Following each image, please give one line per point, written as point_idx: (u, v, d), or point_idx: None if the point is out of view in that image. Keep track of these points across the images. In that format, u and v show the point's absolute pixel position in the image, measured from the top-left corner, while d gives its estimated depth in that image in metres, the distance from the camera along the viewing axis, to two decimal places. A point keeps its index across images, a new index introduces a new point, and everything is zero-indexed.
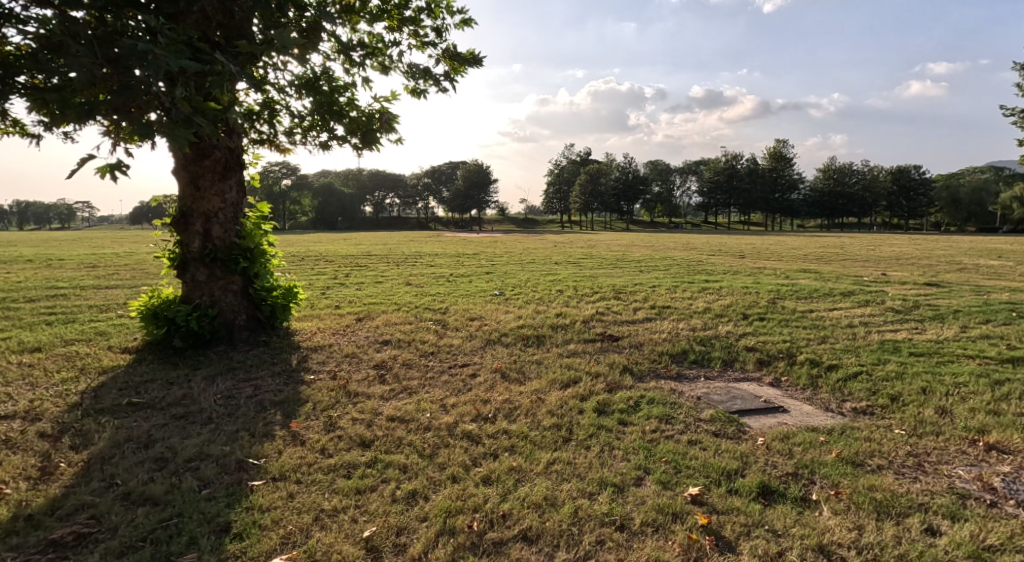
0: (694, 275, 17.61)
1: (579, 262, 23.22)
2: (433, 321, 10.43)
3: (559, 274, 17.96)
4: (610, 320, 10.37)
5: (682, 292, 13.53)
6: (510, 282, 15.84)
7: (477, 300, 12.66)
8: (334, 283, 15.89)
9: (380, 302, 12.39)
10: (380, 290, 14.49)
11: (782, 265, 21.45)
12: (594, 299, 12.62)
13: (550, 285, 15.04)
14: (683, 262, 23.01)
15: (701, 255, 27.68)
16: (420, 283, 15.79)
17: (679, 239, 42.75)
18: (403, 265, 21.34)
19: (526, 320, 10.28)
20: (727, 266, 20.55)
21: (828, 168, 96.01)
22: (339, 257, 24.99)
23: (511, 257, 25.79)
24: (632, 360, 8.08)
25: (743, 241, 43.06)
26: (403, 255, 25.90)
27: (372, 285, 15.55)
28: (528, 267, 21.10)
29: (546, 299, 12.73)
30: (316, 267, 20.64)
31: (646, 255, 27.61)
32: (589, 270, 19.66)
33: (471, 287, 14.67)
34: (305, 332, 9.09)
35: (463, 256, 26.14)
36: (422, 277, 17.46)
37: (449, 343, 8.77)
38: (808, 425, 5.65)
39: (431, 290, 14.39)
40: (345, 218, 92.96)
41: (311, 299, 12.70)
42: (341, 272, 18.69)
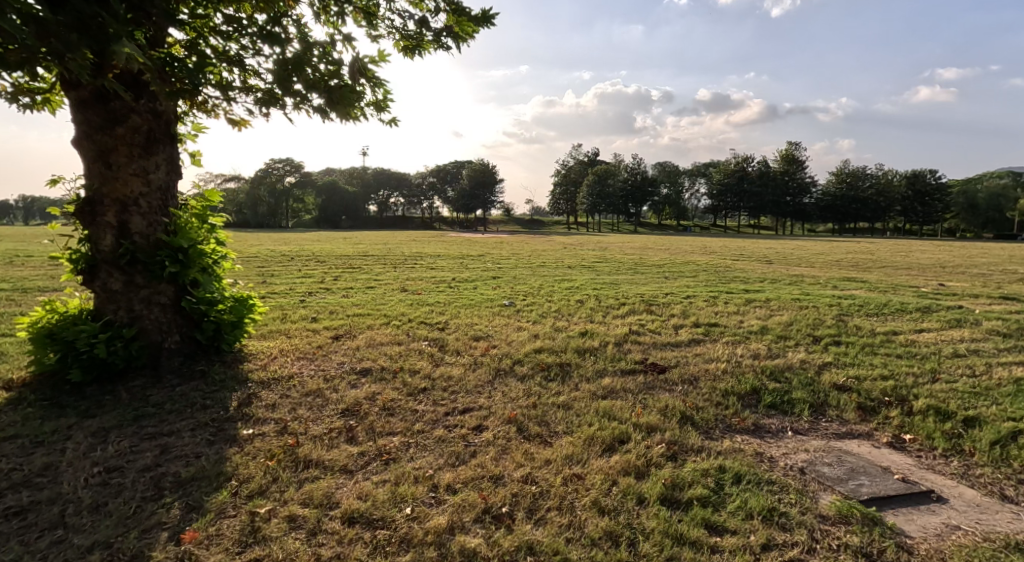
0: (730, 283, 15.51)
1: (594, 266, 21.15)
2: (430, 341, 8.44)
3: (575, 280, 15.90)
4: (649, 344, 8.35)
5: (725, 305, 11.47)
6: (521, 290, 13.80)
7: (483, 313, 10.64)
8: (319, 287, 13.90)
9: (367, 313, 10.39)
10: (369, 297, 12.49)
11: (821, 272, 19.31)
12: (622, 313, 10.60)
13: (567, 293, 13.02)
14: (708, 268, 20.89)
15: (725, 260, 25.54)
16: (417, 290, 13.78)
17: (697, 242, 40.40)
18: (401, 267, 19.28)
19: (545, 341, 8.27)
20: (761, 273, 18.43)
21: (843, 171, 93.45)
22: (333, 258, 22.99)
23: (518, 260, 23.73)
24: (689, 405, 6.09)
25: (765, 244, 40.68)
26: (402, 257, 23.89)
27: (362, 291, 13.51)
28: (538, 271, 19.02)
29: (564, 311, 10.71)
30: (303, 268, 18.62)
31: (664, 259, 25.48)
32: (607, 275, 17.58)
33: (476, 296, 12.64)
34: (264, 356, 7.12)
35: (467, 257, 24.08)
36: (419, 281, 15.43)
37: (448, 374, 6.78)
38: (1002, 540, 3.69)
39: (429, 298, 12.37)
40: (348, 217, 91.00)
41: (286, 308, 10.72)
42: (331, 274, 16.69)
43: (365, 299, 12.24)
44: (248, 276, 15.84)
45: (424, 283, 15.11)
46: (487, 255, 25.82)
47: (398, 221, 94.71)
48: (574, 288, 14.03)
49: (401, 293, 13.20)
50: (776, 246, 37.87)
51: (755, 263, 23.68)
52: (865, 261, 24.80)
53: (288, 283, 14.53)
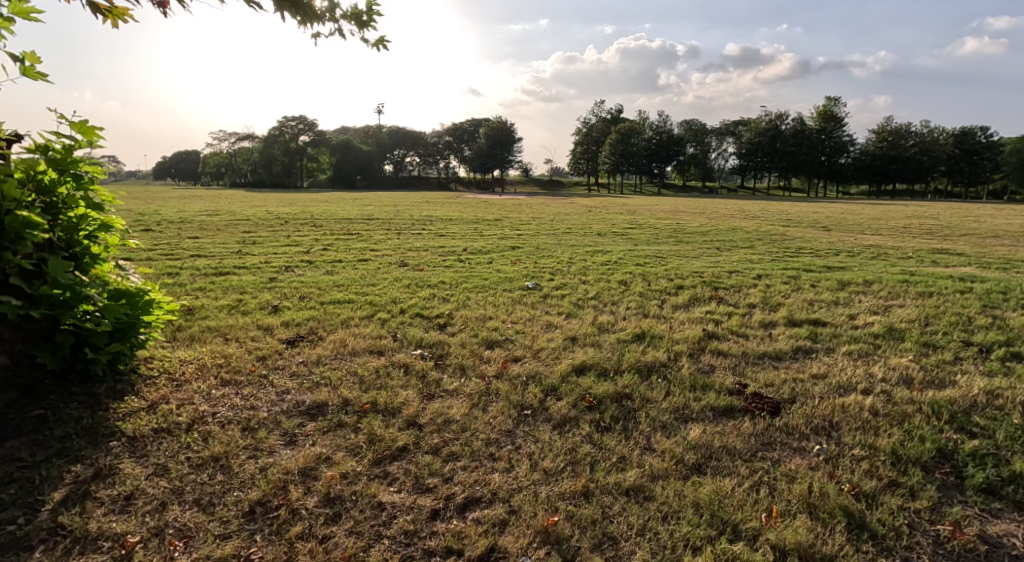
0: (800, 257, 12.76)
1: (627, 234, 18.41)
2: (427, 347, 6.02)
3: (611, 251, 13.28)
4: (739, 357, 5.83)
5: (814, 290, 8.84)
6: (546, 264, 11.27)
7: (500, 299, 8.18)
8: (302, 260, 11.48)
9: (350, 299, 7.97)
10: (358, 274, 10.09)
11: (899, 243, 16.38)
12: (684, 303, 8.07)
13: (604, 270, 10.49)
14: (761, 236, 18.05)
15: (774, 226, 22.53)
16: (419, 264, 11.33)
17: (736, 205, 37.09)
18: (408, 234, 16.83)
19: (589, 352, 5.80)
20: (830, 244, 15.60)
21: (884, 128, 87.80)
22: (332, 222, 20.46)
23: (540, 225, 21.07)
24: (848, 489, 3.62)
25: (812, 208, 37.11)
26: (410, 221, 21.27)
27: (354, 265, 11.12)
28: (565, 240, 16.39)
29: (606, 300, 8.20)
30: (295, 234, 16.28)
31: (705, 225, 22.51)
32: (647, 245, 14.92)
33: (491, 273, 10.16)
34: (173, 377, 4.77)
35: (482, 223, 21.44)
36: (425, 252, 12.96)
37: (445, 417, 4.38)
38: None
39: (432, 276, 9.93)
40: (363, 176, 88.77)
41: (248, 290, 8.35)
42: (322, 243, 14.23)
43: (352, 277, 9.81)
44: (226, 245, 13.49)
45: (431, 254, 12.64)
46: (504, 219, 23.18)
47: (415, 181, 92.05)
48: (612, 262, 11.45)
49: (401, 268, 10.78)
50: (824, 210, 34.48)
51: (813, 230, 20.69)
52: (940, 228, 21.64)
53: (268, 254, 12.16)
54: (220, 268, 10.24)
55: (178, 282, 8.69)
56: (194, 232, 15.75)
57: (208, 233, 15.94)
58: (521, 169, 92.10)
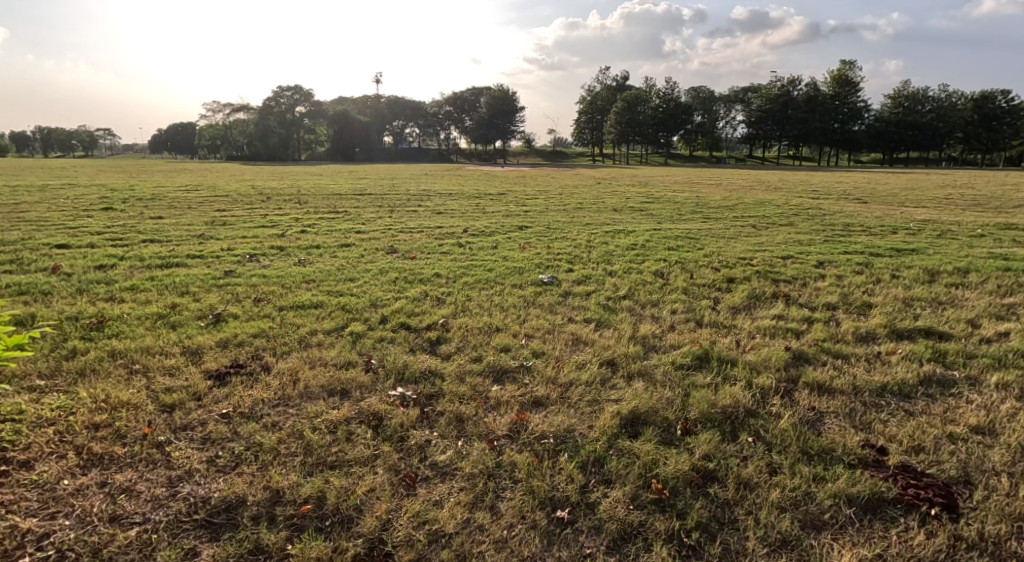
0: (854, 238, 11.01)
1: (645, 210, 16.59)
2: (411, 382, 4.33)
3: (634, 232, 11.49)
4: (852, 396, 4.14)
5: (900, 283, 7.11)
6: (562, 250, 9.52)
7: (509, 300, 6.47)
8: (273, 245, 9.74)
9: (319, 302, 6.27)
10: (337, 265, 8.37)
11: (954, 218, 14.57)
12: (743, 305, 6.36)
13: (632, 258, 8.76)
14: (796, 211, 16.22)
15: (803, 199, 20.65)
16: (411, 250, 9.60)
17: (754, 176, 35.09)
18: (402, 212, 15.08)
19: (640, 393, 4.11)
20: (878, 221, 13.83)
21: (899, 93, 84.72)
22: (319, 197, 18.65)
23: (549, 200, 19.21)
24: None
25: (835, 179, 35.05)
26: (405, 196, 19.46)
27: (333, 252, 9.38)
28: (578, 217, 14.61)
29: (643, 302, 6.48)
30: (275, 212, 14.50)
31: (728, 198, 20.63)
32: (672, 223, 13.16)
33: (496, 263, 8.42)
34: (3, 450, 3.14)
35: (484, 197, 19.60)
36: (420, 235, 11.19)
37: (428, 538, 2.74)
38: None
39: (425, 267, 8.19)
40: (363, 148, 86.52)
41: (192, 290, 6.64)
42: (302, 224, 12.47)
43: (328, 269, 8.08)
44: (191, 226, 11.72)
45: (427, 237, 10.93)
46: (509, 194, 21.32)
47: (416, 153, 89.66)
48: (639, 247, 9.71)
49: (389, 256, 9.04)
50: (849, 181, 32.54)
51: (849, 204, 18.85)
52: (988, 201, 19.75)
53: (235, 239, 10.40)
54: (172, 258, 8.51)
55: (107, 278, 6.98)
56: (160, 211, 13.94)
57: (176, 212, 14.10)
58: (525, 140, 89.52)
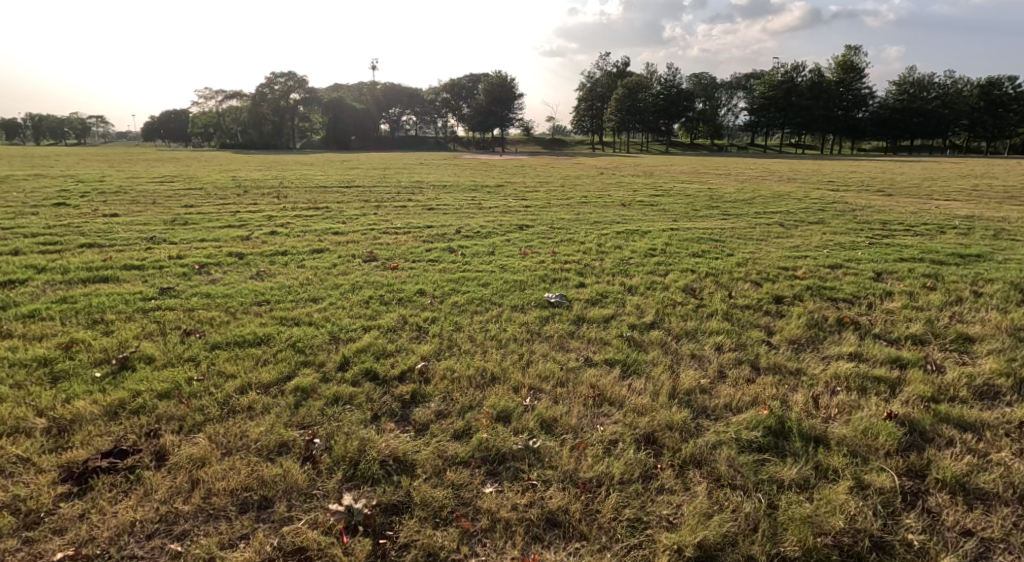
0: (901, 239, 9.69)
1: (655, 205, 15.23)
2: (367, 482, 2.99)
3: (649, 233, 10.14)
4: (1019, 507, 2.81)
5: (988, 305, 5.78)
6: (568, 257, 8.17)
7: (509, 334, 5.14)
8: (233, 251, 8.39)
9: (266, 337, 4.93)
10: (302, 277, 7.01)
11: (996, 214, 13.23)
12: (805, 338, 5.02)
13: (652, 269, 7.42)
14: (821, 206, 14.83)
15: (820, 191, 19.33)
16: (394, 257, 8.26)
17: (763, 167, 33.74)
18: (389, 208, 13.72)
19: (702, 511, 2.78)
20: (914, 218, 12.51)
21: (904, 80, 83.07)
22: (301, 191, 17.27)
23: (550, 193, 17.78)
24: None
25: (846, 169, 33.63)
26: (394, 190, 18.11)
27: (301, 259, 8.02)
28: (583, 213, 13.26)
29: (678, 336, 5.16)
30: (248, 209, 13.12)
31: (741, 191, 19.28)
32: (689, 222, 11.81)
33: (492, 276, 7.08)
34: None
35: (481, 191, 18.22)
36: (406, 237, 9.82)
37: None
38: None
39: (407, 281, 6.84)
40: (358, 136, 84.87)
41: (108, 317, 5.29)
42: (274, 223, 11.10)
43: (289, 283, 6.73)
44: (146, 227, 10.34)
45: (413, 240, 9.58)
46: (506, 186, 19.90)
47: (412, 141, 88.00)
48: (657, 253, 8.37)
49: (366, 265, 7.69)
50: (863, 171, 31.15)
51: (874, 197, 17.47)
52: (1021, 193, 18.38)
53: (191, 242, 9.03)
54: (105, 268, 7.16)
55: (7, 301, 5.62)
56: (118, 208, 12.54)
57: (137, 208, 12.71)
58: (523, 128, 87.84)
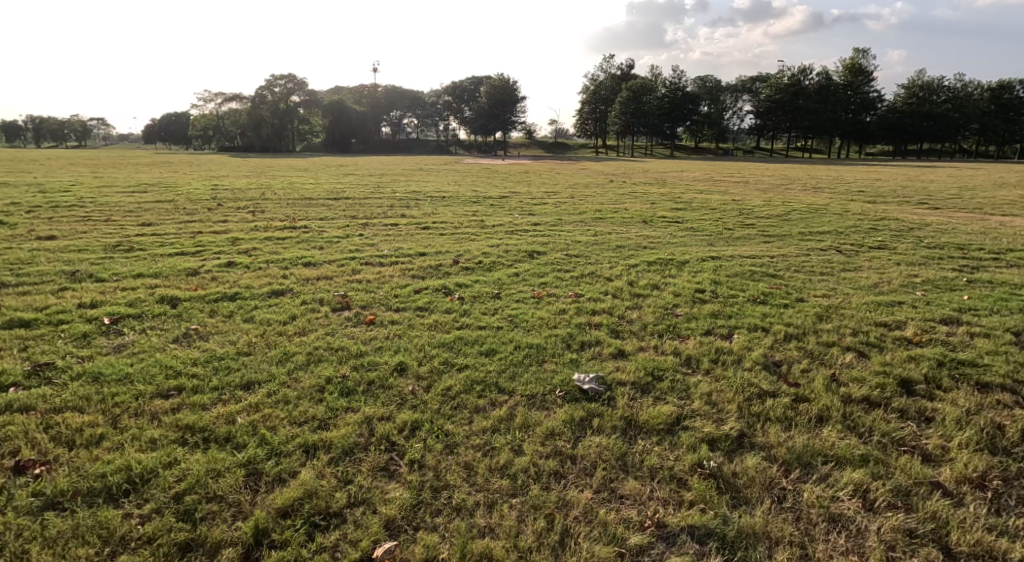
0: (997, 274, 7.90)
1: (680, 222, 13.51)
2: None
3: (686, 266, 8.39)
4: None
5: None
6: (595, 305, 6.41)
7: (529, 465, 3.37)
8: (167, 294, 6.62)
9: (143, 479, 3.09)
10: (243, 342, 5.23)
11: None
12: (992, 477, 3.24)
13: (709, 330, 5.64)
14: (869, 224, 13.08)
15: (856, 204, 17.54)
16: (374, 303, 6.50)
17: (780, 174, 31.97)
18: (379, 227, 12.00)
19: None
20: (987, 241, 10.74)
21: (914, 82, 81.34)
22: (283, 204, 15.55)
23: (559, 207, 16.03)
24: None
25: (868, 175, 31.82)
26: (386, 203, 16.41)
27: (252, 309, 6.24)
28: (600, 235, 11.53)
29: (788, 469, 3.36)
30: (215, 229, 11.37)
31: (769, 204, 17.54)
32: (728, 248, 10.04)
33: (499, 342, 5.30)
34: None
35: (482, 204, 16.50)
36: (392, 270, 8.09)
37: None
38: None
39: (385, 352, 5.07)
40: (358, 140, 83.29)
41: None
42: (237, 250, 9.37)
43: (221, 352, 4.93)
44: (79, 256, 8.59)
45: (400, 275, 7.83)
46: (511, 198, 18.17)
47: (413, 144, 86.33)
48: (708, 301, 6.59)
49: (335, 320, 5.91)
50: (889, 178, 29.38)
51: (921, 212, 15.67)
52: None
53: (121, 280, 7.28)
54: None
55: None
56: (61, 229, 10.81)
57: (83, 228, 10.97)
58: (525, 132, 86.26)
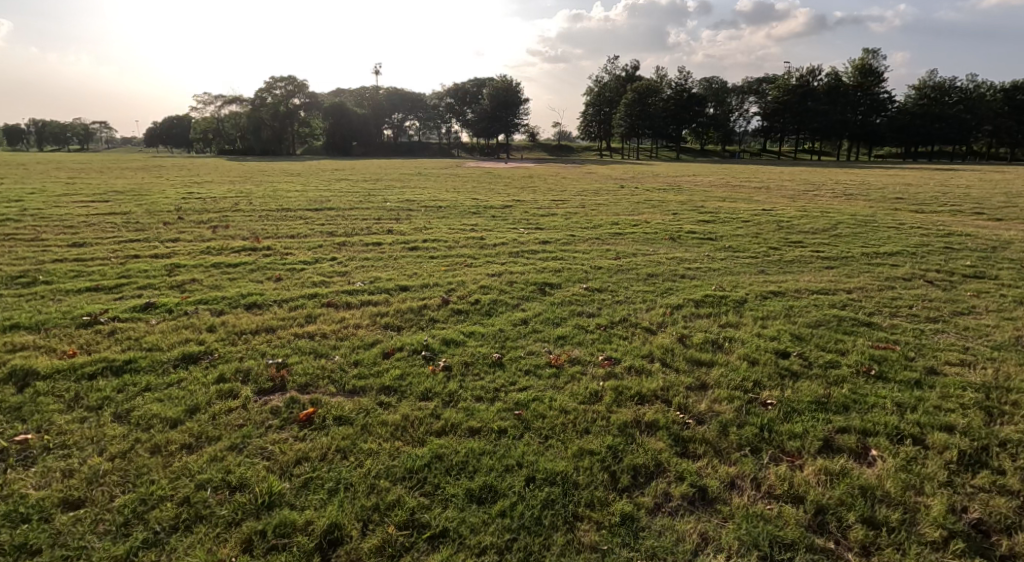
0: None
1: (714, 240, 11.59)
2: None
3: (747, 311, 6.44)
4: None
5: None
6: (641, 385, 4.43)
7: None
8: (28, 365, 4.67)
9: None
10: (82, 473, 3.25)
11: None
12: None
13: (825, 441, 3.62)
14: (938, 241, 11.07)
15: (905, 216, 15.56)
16: (322, 382, 4.56)
17: (802, 178, 30.00)
18: (358, 249, 10.05)
19: None
20: None
21: (927, 83, 79.33)
22: (255, 217, 13.64)
23: (571, 219, 14.10)
24: None
25: (896, 180, 29.80)
26: (375, 215, 14.51)
27: (137, 392, 4.28)
28: (622, 258, 9.60)
29: None
30: (158, 253, 9.45)
31: (806, 215, 15.61)
32: (786, 279, 8.10)
33: (499, 473, 3.33)
34: None
35: (483, 216, 14.58)
36: (360, 318, 6.15)
37: None
38: None
39: (313, 497, 3.12)
40: (359, 142, 81.57)
41: None
42: (169, 285, 7.44)
43: (30, 500, 3.05)
44: None
45: (369, 327, 5.88)
46: (515, 207, 16.21)
47: (414, 147, 84.54)
48: (799, 375, 4.59)
49: (254, 419, 3.96)
50: (922, 183, 27.23)
51: (985, 224, 13.68)
52: None
53: None
54: None
55: None
56: None
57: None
58: (528, 135, 84.45)
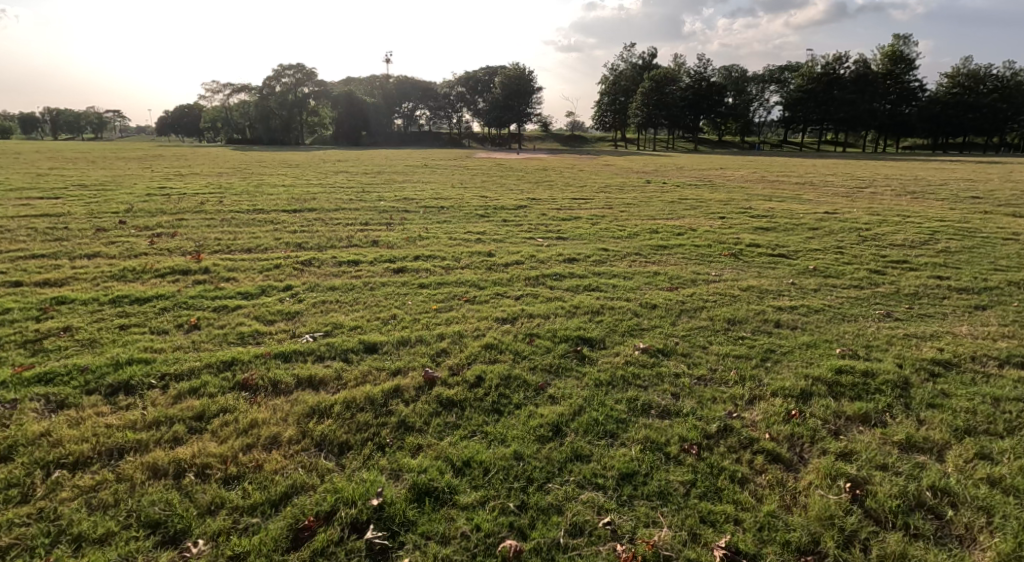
0: None
1: (790, 259, 9.00)
2: None
3: (930, 411, 3.85)
4: None
5: None
6: None
7: None
8: None
9: None
10: None
11: None
12: None
13: None
14: None
15: (1004, 220, 12.85)
16: None
17: (845, 172, 27.10)
18: (324, 272, 7.52)
19: None
20: None
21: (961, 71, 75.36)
22: (213, 222, 11.14)
23: (600, 225, 11.49)
24: None
25: (951, 173, 26.79)
26: (363, 218, 12.00)
27: None
28: (680, 289, 7.03)
29: None
30: (52, 278, 6.98)
31: (882, 220, 12.96)
32: (936, 332, 5.50)
33: None
34: None
35: (493, 220, 12.01)
36: (279, 424, 3.64)
37: None
38: None
39: None
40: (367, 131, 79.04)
41: None
42: (19, 343, 4.97)
43: None
44: None
45: (289, 452, 3.39)
46: (530, 208, 13.62)
47: (423, 136, 81.87)
48: None
49: None
50: (987, 178, 24.17)
51: None
52: None
53: None
54: None
55: None
56: None
57: None
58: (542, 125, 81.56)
